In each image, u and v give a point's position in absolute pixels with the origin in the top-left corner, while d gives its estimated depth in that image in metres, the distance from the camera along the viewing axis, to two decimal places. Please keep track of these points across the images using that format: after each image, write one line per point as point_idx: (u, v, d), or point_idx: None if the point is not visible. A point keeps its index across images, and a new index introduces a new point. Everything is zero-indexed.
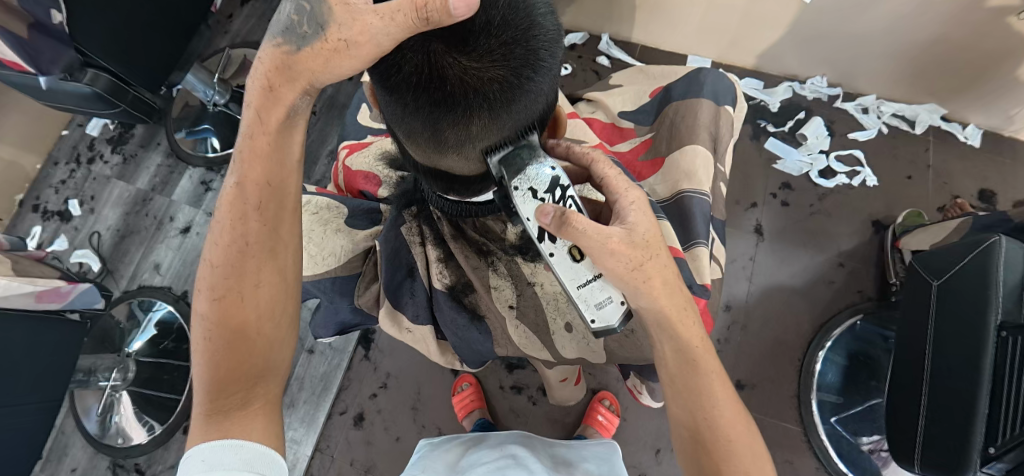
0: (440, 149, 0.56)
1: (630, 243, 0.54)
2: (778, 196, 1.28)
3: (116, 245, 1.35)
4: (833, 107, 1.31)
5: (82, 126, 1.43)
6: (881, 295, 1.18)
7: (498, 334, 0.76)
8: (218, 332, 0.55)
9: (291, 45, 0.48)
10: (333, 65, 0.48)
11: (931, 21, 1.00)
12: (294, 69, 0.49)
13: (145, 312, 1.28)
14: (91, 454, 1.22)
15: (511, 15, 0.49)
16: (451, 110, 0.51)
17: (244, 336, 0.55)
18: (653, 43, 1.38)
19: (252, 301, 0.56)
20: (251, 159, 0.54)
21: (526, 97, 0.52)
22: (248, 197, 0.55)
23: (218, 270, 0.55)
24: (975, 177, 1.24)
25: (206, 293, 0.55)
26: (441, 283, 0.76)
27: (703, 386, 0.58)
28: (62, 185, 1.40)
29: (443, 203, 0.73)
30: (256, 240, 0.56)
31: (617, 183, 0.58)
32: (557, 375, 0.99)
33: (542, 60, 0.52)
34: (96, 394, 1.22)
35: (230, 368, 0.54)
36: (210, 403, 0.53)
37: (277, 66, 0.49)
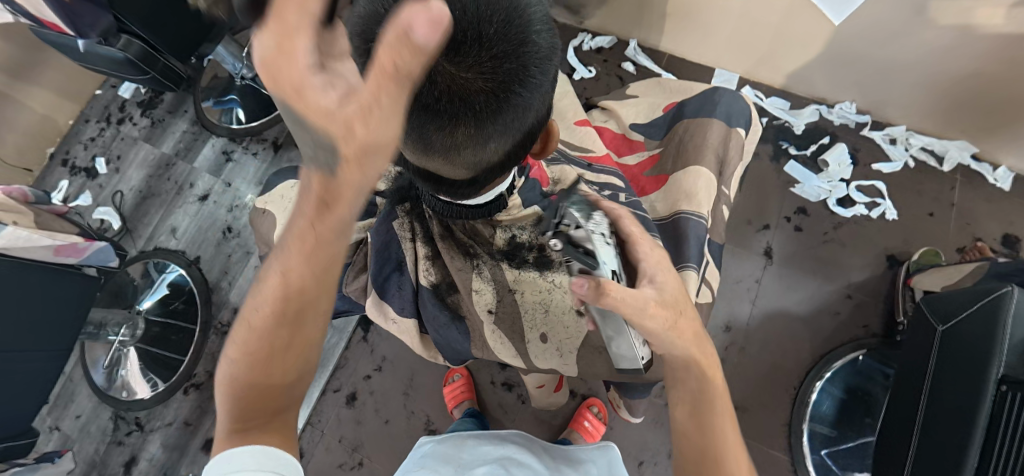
0: (427, 152, 0.56)
1: (663, 302, 0.57)
2: (792, 220, 1.26)
3: (136, 206, 1.40)
4: (859, 135, 1.27)
5: (115, 87, 1.48)
6: (887, 332, 1.16)
7: (475, 336, 0.77)
8: (249, 376, 0.50)
9: (325, 169, 0.40)
10: (372, 171, 0.40)
11: (967, 55, 0.97)
12: (333, 187, 0.41)
13: (159, 272, 1.32)
14: (95, 404, 1.27)
15: (505, 28, 0.49)
16: (437, 116, 0.51)
17: (272, 377, 0.50)
18: (680, 53, 1.36)
19: (284, 360, 0.50)
20: (297, 255, 0.45)
21: (513, 111, 0.53)
22: (290, 289, 0.47)
23: (253, 331, 0.49)
24: (1000, 221, 1.20)
25: (239, 347, 0.50)
26: (426, 280, 0.77)
27: (715, 417, 0.56)
28: (91, 142, 1.45)
29: (435, 202, 0.72)
30: (294, 310, 0.48)
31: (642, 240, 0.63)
32: (533, 381, 0.98)
33: (531, 76, 0.52)
34: (105, 347, 1.27)
35: (258, 400, 0.51)
36: (233, 430, 0.49)
37: (318, 182, 0.41)
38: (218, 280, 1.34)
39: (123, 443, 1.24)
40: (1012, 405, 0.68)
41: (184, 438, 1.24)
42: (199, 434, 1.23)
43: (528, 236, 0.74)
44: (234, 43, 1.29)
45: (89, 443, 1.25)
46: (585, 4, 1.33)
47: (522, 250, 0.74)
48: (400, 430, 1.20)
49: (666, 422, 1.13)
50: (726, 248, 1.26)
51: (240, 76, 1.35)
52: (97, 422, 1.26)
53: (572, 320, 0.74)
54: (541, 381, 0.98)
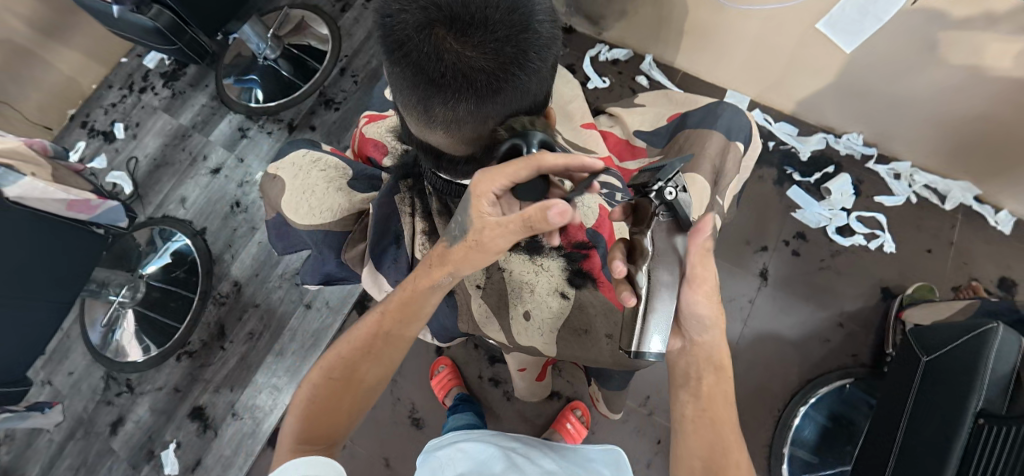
0: (430, 125, 0.59)
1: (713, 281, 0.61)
2: (790, 244, 1.27)
3: (149, 173, 1.43)
4: (864, 167, 1.29)
5: (140, 56, 1.52)
6: (875, 364, 1.16)
7: (462, 309, 0.78)
8: (325, 395, 0.65)
9: (448, 242, 0.64)
10: (469, 256, 0.62)
11: (977, 96, 0.98)
12: (446, 258, 0.64)
13: (164, 241, 1.35)
14: (89, 362, 1.29)
15: (509, 15, 0.51)
16: (441, 90, 0.54)
17: (336, 408, 0.65)
18: (694, 72, 1.38)
19: (354, 383, 0.66)
20: (398, 301, 0.67)
21: (512, 94, 0.55)
22: (384, 323, 0.67)
23: (341, 357, 0.66)
24: (998, 264, 1.20)
25: (319, 378, 0.65)
26: (420, 254, 0.81)
27: (728, 421, 0.59)
28: (111, 108, 1.48)
29: (436, 180, 0.75)
30: (375, 353, 0.66)
31: None
32: (516, 363, 0.97)
33: (530, 61, 0.54)
34: (104, 307, 1.29)
35: (319, 425, 0.64)
36: (302, 437, 0.63)
37: (437, 254, 0.65)
38: (221, 252, 1.36)
39: (112, 403, 1.26)
40: (988, 438, 0.69)
41: (172, 404, 1.25)
42: (187, 401, 1.25)
43: None
44: (260, 23, 1.33)
45: (78, 401, 1.27)
46: (605, 16, 1.35)
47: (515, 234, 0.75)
48: (384, 415, 1.21)
49: (648, 432, 1.14)
50: (722, 266, 1.27)
51: (263, 56, 1.40)
52: (89, 381, 1.28)
53: (556, 302, 0.76)
54: (523, 363, 0.97)
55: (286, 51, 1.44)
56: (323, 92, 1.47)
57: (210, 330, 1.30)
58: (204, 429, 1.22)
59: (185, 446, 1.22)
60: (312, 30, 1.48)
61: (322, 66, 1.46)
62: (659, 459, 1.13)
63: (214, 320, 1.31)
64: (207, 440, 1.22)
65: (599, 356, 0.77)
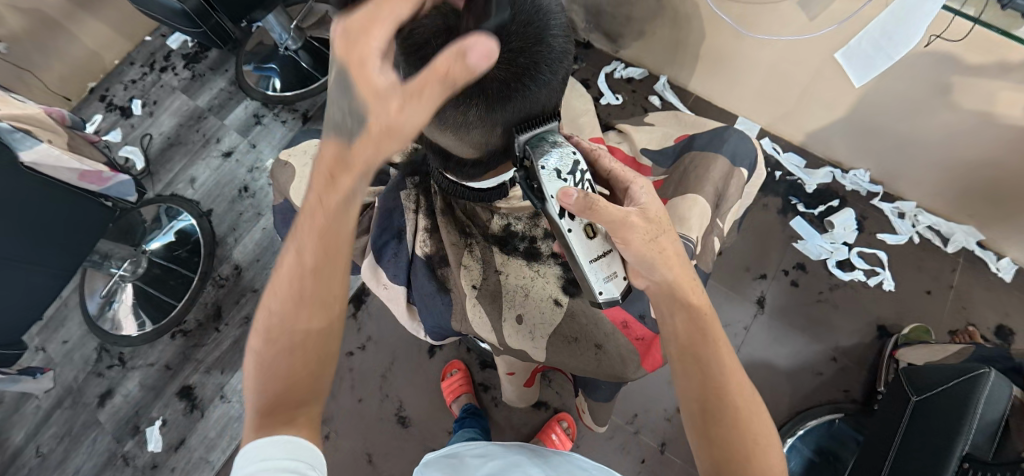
0: (439, 128, 0.60)
1: (646, 219, 0.58)
2: (789, 274, 1.27)
3: (162, 151, 1.45)
4: (869, 203, 1.29)
5: (165, 37, 1.55)
6: (867, 401, 1.15)
7: (457, 308, 0.78)
8: (270, 365, 0.52)
9: (345, 138, 0.51)
10: (387, 147, 0.51)
11: (986, 142, 0.99)
12: (349, 164, 0.51)
13: (170, 219, 1.36)
14: (84, 332, 1.30)
15: (525, 28, 0.54)
16: (454, 94, 0.55)
17: (295, 373, 0.52)
18: (706, 96, 1.39)
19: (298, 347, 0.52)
20: (313, 218, 0.52)
21: (522, 104, 0.57)
22: (306, 254, 0.52)
23: (274, 314, 0.52)
24: (997, 311, 1.19)
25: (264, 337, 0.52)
26: (421, 251, 0.80)
27: (718, 356, 0.55)
28: (131, 84, 1.51)
29: (443, 180, 0.77)
30: (308, 291, 0.52)
31: (623, 173, 0.62)
32: (504, 367, 0.97)
33: (541, 73, 0.56)
34: (105, 279, 1.31)
35: (285, 389, 0.51)
36: (265, 417, 0.50)
37: (334, 159, 0.52)
38: (225, 235, 1.38)
39: (102, 375, 1.26)
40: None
41: (161, 381, 1.25)
42: (177, 380, 1.25)
43: (523, 226, 0.79)
44: (285, 14, 1.33)
45: (69, 370, 1.27)
46: (623, 34, 1.37)
47: (514, 239, 0.79)
48: (371, 411, 1.22)
49: (632, 450, 1.14)
50: (720, 289, 1.27)
51: (285, 46, 1.39)
52: (82, 351, 1.29)
53: (549, 308, 0.76)
54: (512, 368, 0.97)
55: (308, 43, 1.44)
56: None
57: (207, 310, 1.31)
58: (190, 409, 1.22)
59: (170, 424, 1.22)
60: None
61: None
62: None
63: (211, 301, 1.32)
64: (193, 421, 1.22)
65: (587, 366, 0.77)
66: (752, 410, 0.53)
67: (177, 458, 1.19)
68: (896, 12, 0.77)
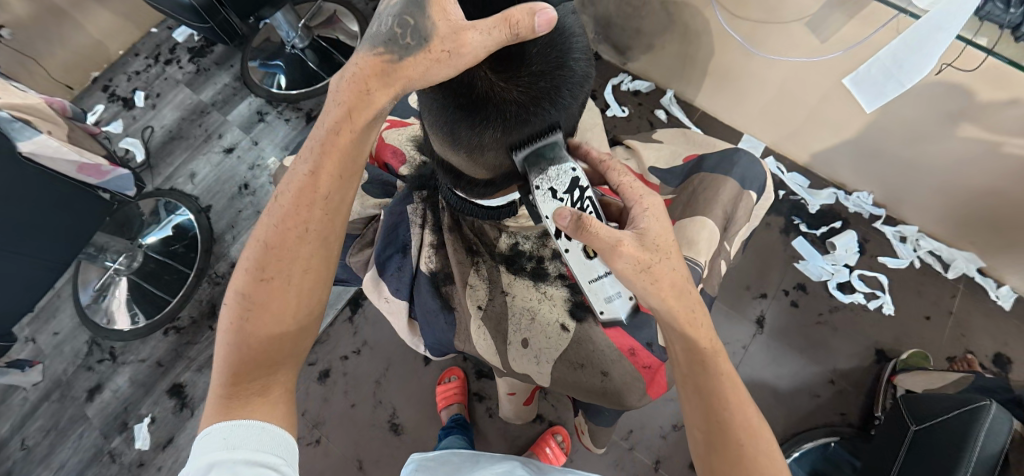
0: (454, 147, 0.59)
1: (641, 246, 0.55)
2: (789, 294, 1.27)
3: (163, 144, 1.43)
4: (872, 226, 1.29)
5: (171, 29, 1.54)
6: (863, 425, 1.15)
7: (461, 329, 0.77)
8: (263, 300, 0.56)
9: (392, 55, 0.51)
10: (430, 73, 0.50)
11: (991, 171, 0.99)
12: (393, 75, 0.51)
13: (168, 213, 1.35)
14: (75, 325, 1.28)
15: (547, 51, 0.53)
16: (470, 115, 0.54)
17: (285, 315, 0.57)
18: (712, 112, 1.39)
19: (293, 289, 0.57)
20: (330, 151, 0.55)
21: (539, 127, 0.56)
22: (319, 187, 0.56)
23: (272, 250, 0.56)
24: (995, 339, 1.19)
25: (253, 271, 0.57)
26: (426, 267, 0.80)
27: (723, 392, 0.54)
28: (135, 75, 1.49)
29: (452, 196, 0.75)
30: (314, 233, 0.57)
31: (633, 189, 0.58)
32: (507, 386, 0.97)
33: (562, 98, 0.55)
34: (99, 272, 1.29)
35: (255, 350, 0.56)
36: (231, 386, 0.55)
37: (376, 70, 0.52)
38: (223, 232, 1.36)
39: (92, 369, 1.24)
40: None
41: (152, 378, 1.23)
42: (167, 377, 1.24)
43: (531, 247, 0.78)
44: (293, 13, 1.35)
45: (59, 362, 1.25)
46: (631, 47, 1.37)
47: (521, 259, 0.78)
48: (363, 417, 1.20)
49: (626, 467, 1.13)
50: (720, 307, 1.27)
51: (291, 44, 1.41)
52: (72, 343, 1.27)
53: (556, 333, 0.75)
54: (513, 387, 0.97)
55: (315, 42, 1.45)
56: None
57: (201, 307, 1.30)
58: (180, 407, 1.21)
59: (159, 422, 1.20)
60: (343, 26, 1.50)
61: None
62: None
63: (206, 299, 1.30)
64: (182, 419, 1.20)
65: (592, 392, 0.76)
66: (760, 446, 0.53)
67: (164, 457, 1.17)
68: (908, 40, 0.77)
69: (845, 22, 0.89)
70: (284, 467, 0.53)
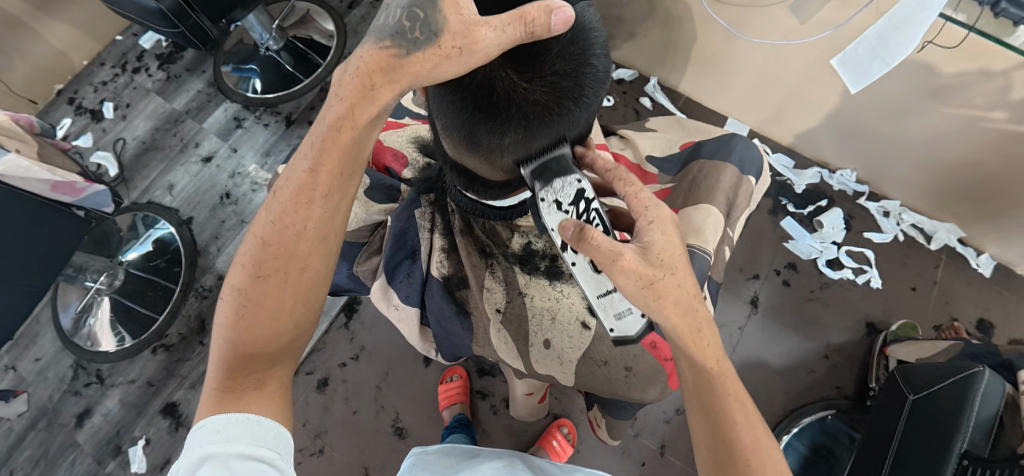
0: (473, 150, 0.59)
1: (643, 261, 0.52)
2: (781, 274, 1.29)
3: (136, 156, 1.38)
4: (856, 203, 1.32)
5: (137, 36, 1.47)
6: (858, 397, 1.18)
7: (479, 333, 0.77)
8: (258, 297, 0.56)
9: (400, 50, 0.48)
10: (439, 69, 0.48)
11: (968, 144, 1.01)
12: (400, 70, 0.49)
13: (147, 227, 1.30)
14: (58, 349, 1.23)
15: (569, 49, 0.52)
16: (491, 118, 0.53)
17: (282, 312, 0.56)
18: (696, 97, 1.40)
19: (291, 287, 0.57)
20: (331, 147, 0.55)
21: (563, 126, 0.55)
22: (318, 184, 0.56)
23: (269, 248, 0.56)
24: (977, 305, 1.23)
25: (250, 268, 0.56)
26: (438, 271, 0.79)
27: (731, 414, 0.55)
28: (102, 86, 1.43)
29: (462, 198, 0.76)
30: (314, 231, 0.57)
31: (640, 199, 0.55)
32: (525, 388, 0.97)
33: (585, 95, 0.54)
34: (79, 293, 1.24)
35: (251, 346, 0.56)
36: (226, 380, 0.54)
37: (382, 65, 0.50)
38: (207, 243, 1.32)
39: (79, 394, 1.20)
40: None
41: (144, 399, 1.20)
42: (160, 397, 1.20)
43: (543, 245, 0.78)
44: (265, 13, 1.31)
45: (43, 389, 1.20)
46: (614, 36, 1.36)
47: (535, 258, 0.78)
48: (366, 423, 1.19)
49: (633, 455, 1.14)
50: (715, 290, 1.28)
51: (265, 46, 1.36)
52: (56, 369, 1.22)
53: (576, 331, 0.75)
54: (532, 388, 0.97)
55: (290, 43, 1.42)
56: (324, 87, 1.45)
57: (190, 323, 1.26)
58: (175, 427, 1.17)
59: (155, 443, 1.16)
60: (317, 25, 1.46)
61: (325, 61, 1.44)
62: None
63: (194, 314, 1.27)
64: (178, 439, 1.17)
65: (618, 390, 0.75)
66: (766, 467, 0.55)
67: None
68: (894, 20, 0.79)
69: (826, 3, 0.89)
70: (280, 461, 0.52)
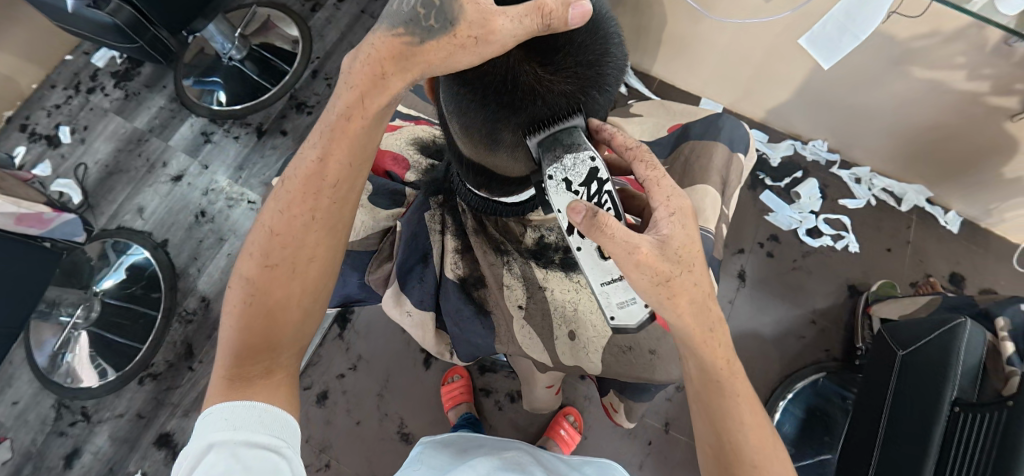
0: (493, 147, 0.58)
1: (662, 255, 0.52)
2: (765, 246, 1.33)
3: (101, 181, 1.31)
4: (829, 172, 1.36)
5: (88, 54, 1.40)
6: (846, 357, 1.23)
7: (502, 331, 0.78)
8: (266, 285, 0.55)
9: (414, 37, 0.47)
10: (453, 58, 0.48)
11: (932, 109, 1.06)
12: (412, 59, 0.48)
13: (118, 254, 1.24)
14: (36, 390, 1.17)
15: (591, 40, 0.52)
16: (514, 113, 0.53)
17: (290, 301, 0.56)
18: (669, 80, 1.42)
19: (299, 278, 0.56)
20: (339, 139, 0.53)
21: (585, 115, 0.56)
22: (326, 176, 0.55)
23: (278, 239, 0.55)
24: (948, 260, 1.30)
25: (258, 257, 0.56)
26: (453, 273, 0.78)
27: (737, 412, 0.57)
28: (55, 110, 1.36)
29: (472, 197, 0.75)
30: (322, 218, 0.56)
31: (659, 189, 0.55)
32: (546, 380, 0.99)
33: (607, 85, 0.55)
34: (54, 329, 1.18)
35: (256, 335, 0.55)
36: (235, 368, 0.54)
37: (393, 52, 0.49)
38: (186, 265, 1.27)
39: (64, 434, 1.14)
40: (955, 446, 0.76)
41: (135, 432, 1.15)
42: (152, 428, 1.15)
43: (556, 237, 0.77)
44: (225, 22, 1.27)
45: (24, 433, 1.14)
46: None
47: (549, 251, 0.77)
48: (371, 433, 1.17)
49: (641, 435, 1.16)
50: None
51: (228, 56, 1.33)
52: (36, 410, 1.16)
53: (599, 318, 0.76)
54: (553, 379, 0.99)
55: (253, 51, 1.38)
56: (293, 95, 1.40)
57: (176, 350, 1.21)
58: (172, 457, 1.13)
59: None
60: (279, 30, 1.42)
61: (292, 68, 1.40)
62: (650, 460, 1.15)
63: (180, 339, 1.22)
64: None
65: (643, 375, 0.76)
66: (769, 468, 0.56)
67: None
68: None
69: None
70: (286, 451, 0.51)
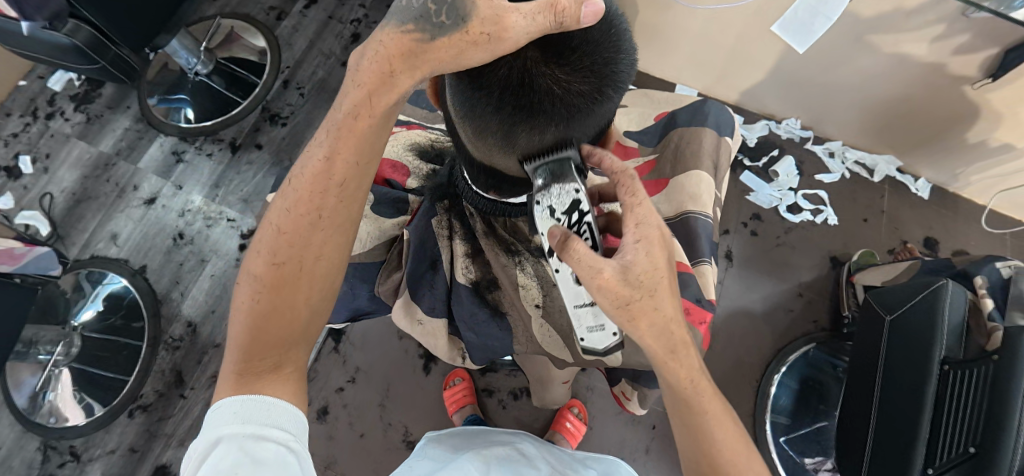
0: (508, 149, 0.58)
1: (623, 280, 0.51)
2: (748, 225, 1.36)
3: (69, 209, 1.26)
4: (804, 148, 1.40)
5: (43, 78, 1.34)
6: (834, 326, 1.27)
7: (519, 332, 0.79)
8: (274, 281, 0.54)
9: (424, 34, 0.46)
10: (465, 56, 0.47)
11: (898, 81, 1.10)
12: (422, 56, 0.47)
13: (94, 284, 1.20)
14: (19, 434, 1.12)
15: (604, 39, 0.52)
16: (531, 115, 0.53)
17: (297, 297, 0.55)
18: (644, 69, 1.44)
19: (308, 276, 0.55)
20: (346, 138, 0.53)
21: (600, 113, 0.56)
22: (333, 173, 0.54)
23: (285, 237, 0.54)
24: (921, 226, 1.36)
25: (265, 256, 0.55)
26: (465, 277, 0.78)
27: (707, 427, 0.57)
28: (13, 139, 1.29)
29: (478, 199, 0.75)
30: (327, 213, 0.55)
31: (635, 216, 0.54)
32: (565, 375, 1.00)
33: (620, 82, 0.55)
34: (32, 368, 1.13)
35: (264, 331, 0.54)
36: (242, 363, 0.53)
37: (402, 50, 0.48)
38: (168, 290, 1.23)
39: None
40: (948, 404, 0.79)
41: (129, 467, 1.11)
42: (147, 461, 1.11)
43: None
44: (188, 36, 1.23)
45: None
46: None
47: None
48: (377, 444, 1.16)
49: (646, 420, 1.18)
50: None
51: (193, 71, 1.30)
52: (21, 455, 1.11)
53: None
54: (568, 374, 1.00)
55: (219, 65, 1.34)
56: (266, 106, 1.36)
57: (165, 378, 1.17)
58: None
59: None
60: (245, 42, 1.38)
61: (261, 79, 1.37)
62: (656, 444, 1.16)
63: (168, 367, 1.18)
64: None
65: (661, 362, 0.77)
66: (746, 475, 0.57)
67: None
68: None
69: None
70: (294, 445, 0.50)
